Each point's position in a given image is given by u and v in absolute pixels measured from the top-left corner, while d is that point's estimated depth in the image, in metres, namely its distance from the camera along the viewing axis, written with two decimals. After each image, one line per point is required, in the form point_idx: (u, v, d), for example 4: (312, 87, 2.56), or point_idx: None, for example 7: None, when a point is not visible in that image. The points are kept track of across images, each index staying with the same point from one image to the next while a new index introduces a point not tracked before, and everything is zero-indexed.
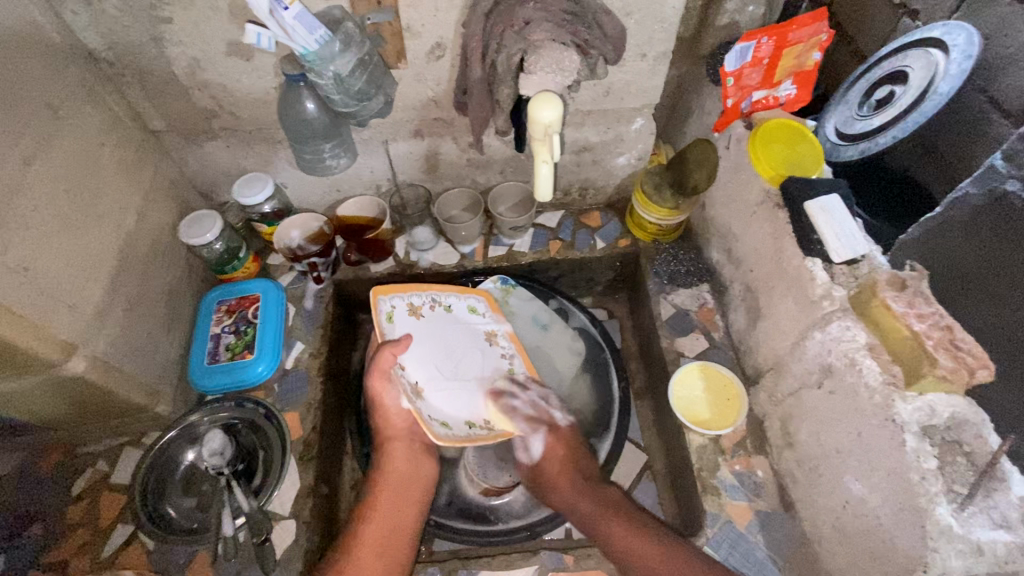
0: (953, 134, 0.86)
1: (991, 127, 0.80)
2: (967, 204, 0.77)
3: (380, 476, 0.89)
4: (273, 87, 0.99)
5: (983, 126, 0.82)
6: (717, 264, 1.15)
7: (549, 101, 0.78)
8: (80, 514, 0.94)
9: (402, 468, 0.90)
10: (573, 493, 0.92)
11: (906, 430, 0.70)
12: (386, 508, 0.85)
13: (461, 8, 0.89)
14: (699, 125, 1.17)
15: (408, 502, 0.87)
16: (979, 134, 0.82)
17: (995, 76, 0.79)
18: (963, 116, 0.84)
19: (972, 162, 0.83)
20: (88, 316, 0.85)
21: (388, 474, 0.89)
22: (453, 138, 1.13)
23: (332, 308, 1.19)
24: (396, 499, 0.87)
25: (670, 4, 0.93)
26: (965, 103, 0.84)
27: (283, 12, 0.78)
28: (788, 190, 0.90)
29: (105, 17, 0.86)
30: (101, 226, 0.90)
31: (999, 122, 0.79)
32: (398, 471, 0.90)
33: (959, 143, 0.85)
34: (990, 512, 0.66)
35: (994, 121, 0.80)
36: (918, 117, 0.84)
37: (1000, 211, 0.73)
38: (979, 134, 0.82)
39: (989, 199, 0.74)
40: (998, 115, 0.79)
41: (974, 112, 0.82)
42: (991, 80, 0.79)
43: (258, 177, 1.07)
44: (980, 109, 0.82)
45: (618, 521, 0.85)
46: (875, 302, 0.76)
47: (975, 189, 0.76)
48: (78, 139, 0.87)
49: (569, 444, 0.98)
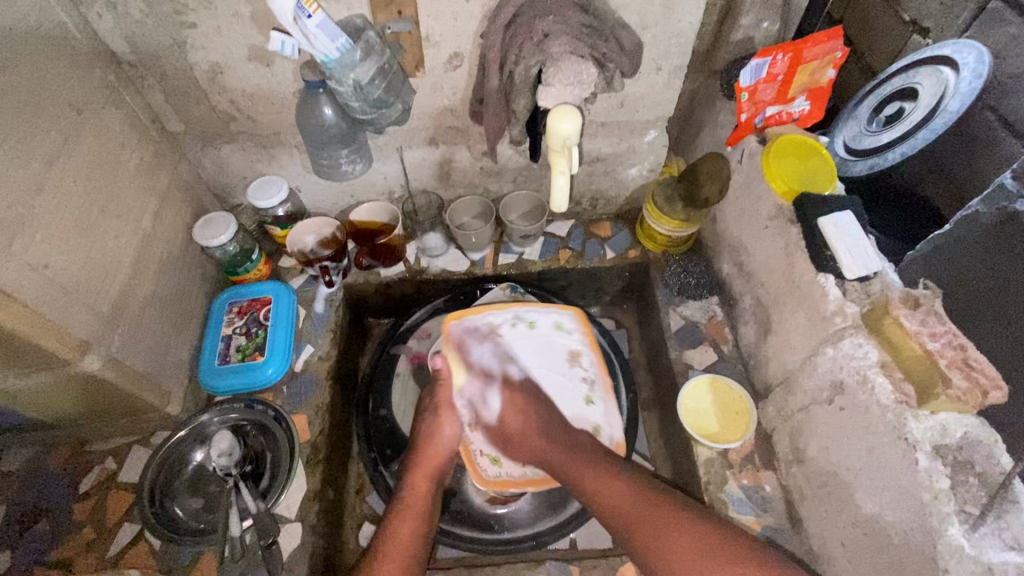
0: (960, 152, 0.90)
1: (1001, 145, 0.83)
2: (976, 224, 0.78)
3: (404, 498, 0.89)
4: (292, 92, 1.00)
5: (993, 142, 0.85)
6: (726, 277, 1.15)
7: (568, 114, 0.79)
8: (87, 512, 0.95)
9: (424, 493, 0.91)
10: (540, 436, 0.91)
11: (918, 449, 0.69)
12: (408, 528, 0.85)
13: (480, 19, 0.90)
14: (711, 138, 1.17)
15: (424, 521, 0.88)
16: (988, 151, 0.85)
17: (1006, 95, 0.82)
18: (971, 133, 0.88)
19: (984, 177, 0.86)
20: (103, 315, 0.86)
21: (412, 498, 0.90)
22: (467, 146, 1.14)
23: (342, 312, 1.20)
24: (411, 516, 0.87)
25: (686, 20, 0.93)
26: (975, 121, 0.87)
27: (307, 20, 0.77)
28: (800, 206, 0.90)
29: (130, 20, 0.87)
30: (120, 225, 0.91)
31: (1009, 139, 0.82)
32: (423, 497, 0.90)
33: (968, 160, 0.89)
34: (1001, 534, 0.65)
35: (1004, 139, 0.83)
36: (927, 133, 0.85)
37: (1008, 229, 0.74)
38: (989, 152, 0.85)
39: (999, 218, 0.75)
40: (1009, 132, 0.82)
41: (984, 130, 0.86)
42: (999, 100, 0.83)
43: (273, 181, 1.08)
44: (990, 127, 0.85)
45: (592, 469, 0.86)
46: (887, 319, 0.77)
47: (985, 207, 0.77)
48: (99, 139, 0.88)
49: (520, 406, 0.95)
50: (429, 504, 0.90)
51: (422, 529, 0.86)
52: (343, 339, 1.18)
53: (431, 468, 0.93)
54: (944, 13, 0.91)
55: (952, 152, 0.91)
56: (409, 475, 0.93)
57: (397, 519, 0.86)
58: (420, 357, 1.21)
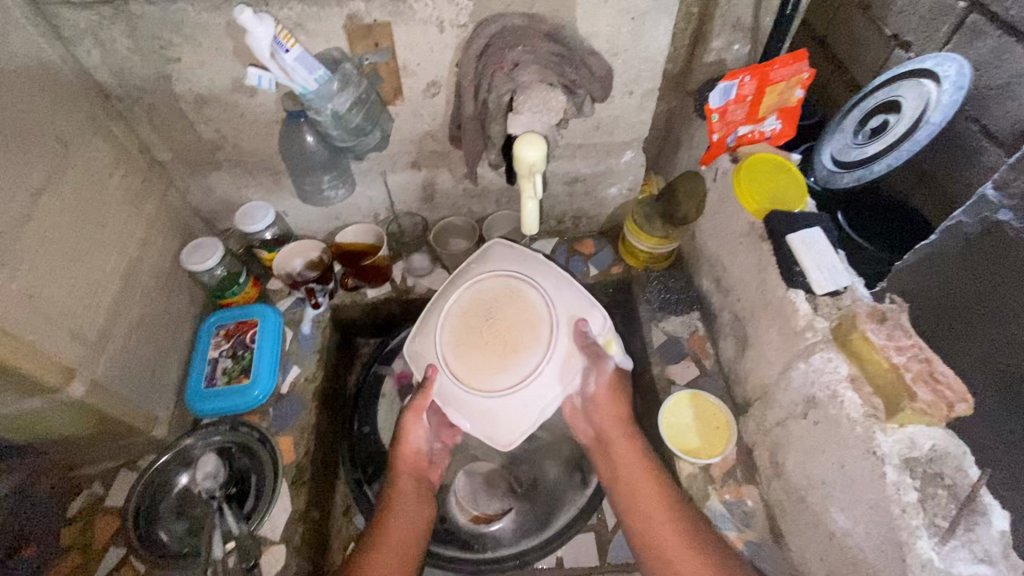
0: (945, 163, 1.01)
1: (984, 154, 0.93)
2: (960, 233, 0.77)
3: (393, 492, 0.94)
4: (276, 121, 1.03)
5: (980, 153, 0.94)
6: (706, 292, 1.16)
7: (533, 142, 0.81)
8: (74, 536, 0.97)
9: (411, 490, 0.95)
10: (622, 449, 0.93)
11: (886, 462, 0.71)
12: (401, 520, 0.90)
13: (455, 48, 0.93)
14: (688, 157, 1.20)
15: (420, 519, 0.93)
16: (975, 162, 0.95)
17: (989, 106, 0.90)
18: (956, 145, 0.98)
19: (971, 186, 0.96)
20: (88, 341, 0.87)
21: (398, 494, 0.93)
22: (449, 169, 1.17)
23: (329, 333, 1.21)
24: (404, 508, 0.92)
25: (655, 46, 0.97)
26: (961, 133, 0.96)
27: (285, 54, 0.80)
28: (770, 224, 0.93)
29: (117, 56, 0.91)
30: (106, 253, 0.93)
31: (992, 149, 0.91)
32: (410, 489, 0.95)
33: (956, 170, 0.99)
34: (972, 546, 0.65)
35: (989, 148, 0.92)
36: (912, 145, 0.87)
37: (991, 240, 0.73)
38: (975, 161, 0.95)
39: (982, 228, 0.74)
40: (991, 142, 0.91)
41: (970, 140, 0.95)
42: (982, 111, 0.92)
43: (259, 207, 1.10)
44: (976, 137, 0.94)
45: (653, 486, 0.89)
46: (855, 334, 0.78)
47: (969, 218, 0.75)
48: (86, 170, 0.91)
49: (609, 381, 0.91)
50: (419, 497, 0.95)
51: (413, 527, 0.90)
52: (330, 360, 1.20)
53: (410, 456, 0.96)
54: (925, 28, 1.02)
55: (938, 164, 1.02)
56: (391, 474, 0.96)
57: (387, 518, 0.90)
58: (404, 377, 1.23)
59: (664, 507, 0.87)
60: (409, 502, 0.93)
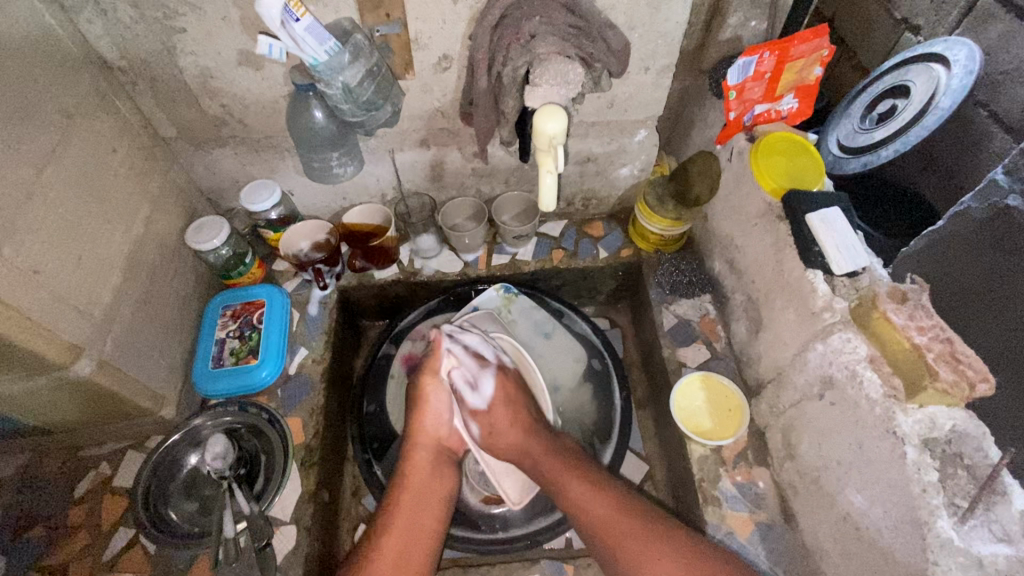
0: (954, 150, 0.97)
1: (993, 140, 0.89)
2: (968, 219, 0.79)
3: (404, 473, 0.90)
4: (283, 96, 1.01)
5: (987, 140, 0.91)
6: (719, 275, 1.15)
7: (553, 113, 0.80)
8: (82, 517, 0.95)
9: (423, 464, 0.91)
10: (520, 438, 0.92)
11: (906, 442, 0.70)
12: (410, 501, 0.87)
13: (468, 20, 0.90)
14: (702, 137, 1.18)
15: (438, 500, 0.89)
16: (980, 149, 0.92)
17: (998, 91, 0.88)
18: (966, 132, 0.94)
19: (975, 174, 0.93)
20: (94, 319, 0.86)
21: (413, 465, 0.91)
22: (458, 147, 1.15)
23: (336, 315, 1.20)
24: (419, 500, 0.87)
25: (673, 20, 0.94)
26: (969, 119, 0.93)
27: (295, 23, 0.78)
28: (787, 204, 0.91)
29: (120, 25, 0.88)
30: (110, 230, 0.91)
31: (1000, 136, 0.88)
32: (421, 469, 0.90)
33: (962, 157, 0.95)
34: (991, 526, 0.65)
35: (997, 135, 0.89)
36: (920, 130, 0.86)
37: (1002, 223, 0.75)
38: (981, 149, 0.92)
39: (991, 213, 0.76)
40: (1000, 129, 0.88)
41: (978, 127, 0.92)
42: (991, 96, 0.89)
43: (265, 185, 1.08)
44: (984, 124, 0.91)
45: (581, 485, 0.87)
46: (875, 314, 0.77)
47: (977, 204, 0.78)
48: (91, 144, 0.89)
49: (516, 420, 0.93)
50: (430, 473, 0.91)
51: (428, 500, 0.88)
52: (337, 343, 1.19)
53: (430, 436, 0.93)
54: (935, 12, 0.99)
55: (949, 152, 0.98)
56: (407, 443, 0.93)
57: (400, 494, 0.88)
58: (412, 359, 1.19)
59: (614, 511, 0.83)
60: (420, 486, 0.89)
